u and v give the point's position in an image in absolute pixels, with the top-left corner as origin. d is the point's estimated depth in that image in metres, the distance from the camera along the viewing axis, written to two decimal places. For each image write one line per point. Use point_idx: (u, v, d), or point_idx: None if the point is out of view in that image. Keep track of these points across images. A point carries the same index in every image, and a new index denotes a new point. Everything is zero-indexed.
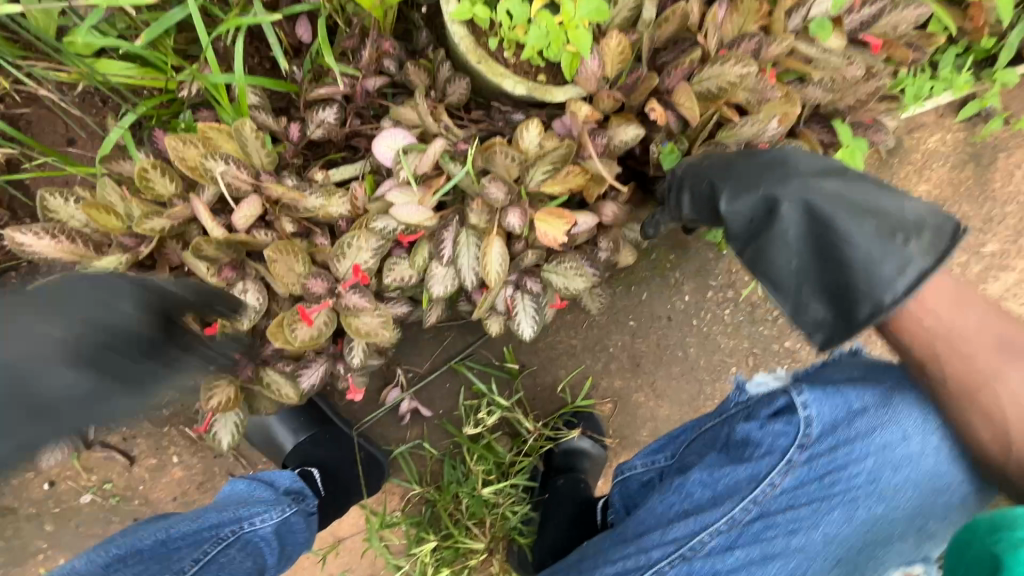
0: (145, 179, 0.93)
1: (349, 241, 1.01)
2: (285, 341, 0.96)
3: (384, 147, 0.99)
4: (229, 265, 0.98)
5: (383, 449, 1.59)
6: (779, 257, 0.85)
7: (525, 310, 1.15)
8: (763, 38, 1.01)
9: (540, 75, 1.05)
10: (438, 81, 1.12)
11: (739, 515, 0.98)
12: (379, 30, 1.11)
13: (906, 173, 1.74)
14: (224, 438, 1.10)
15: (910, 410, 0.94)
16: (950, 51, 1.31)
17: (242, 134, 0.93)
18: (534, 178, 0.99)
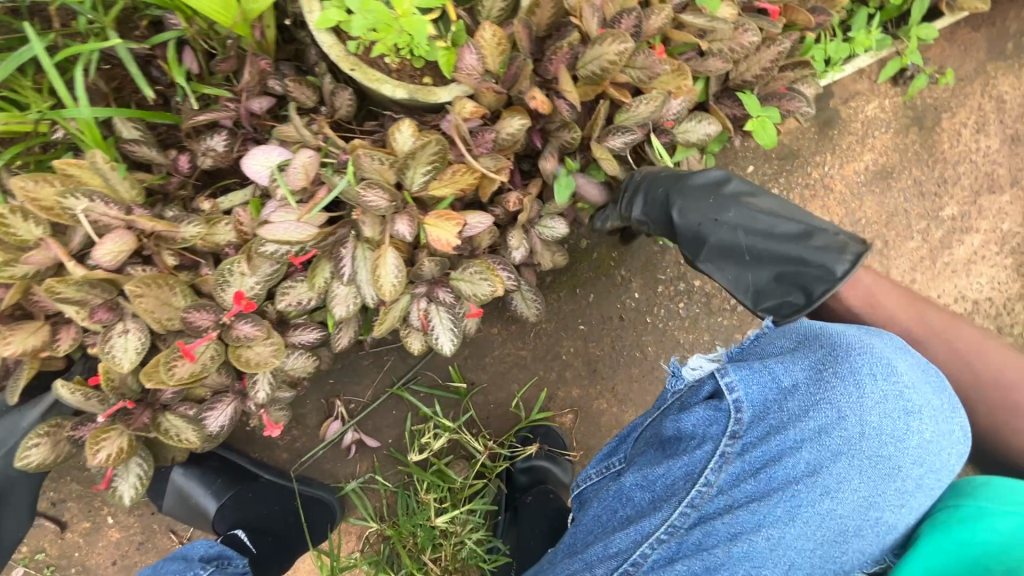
0: (2, 224, 0.87)
1: (230, 267, 0.95)
2: (160, 381, 0.91)
3: (255, 165, 0.95)
4: (103, 306, 0.92)
5: (332, 487, 1.51)
6: (733, 257, 1.06)
7: (442, 323, 1.08)
8: (643, 13, 0.97)
9: (425, 77, 1.03)
10: (324, 95, 1.08)
11: (679, 521, 0.91)
12: (257, 50, 1.07)
13: (847, 144, 1.70)
14: (125, 493, 1.03)
15: (841, 384, 0.88)
16: (861, 12, 1.28)
17: (98, 167, 0.89)
18: (415, 180, 0.93)
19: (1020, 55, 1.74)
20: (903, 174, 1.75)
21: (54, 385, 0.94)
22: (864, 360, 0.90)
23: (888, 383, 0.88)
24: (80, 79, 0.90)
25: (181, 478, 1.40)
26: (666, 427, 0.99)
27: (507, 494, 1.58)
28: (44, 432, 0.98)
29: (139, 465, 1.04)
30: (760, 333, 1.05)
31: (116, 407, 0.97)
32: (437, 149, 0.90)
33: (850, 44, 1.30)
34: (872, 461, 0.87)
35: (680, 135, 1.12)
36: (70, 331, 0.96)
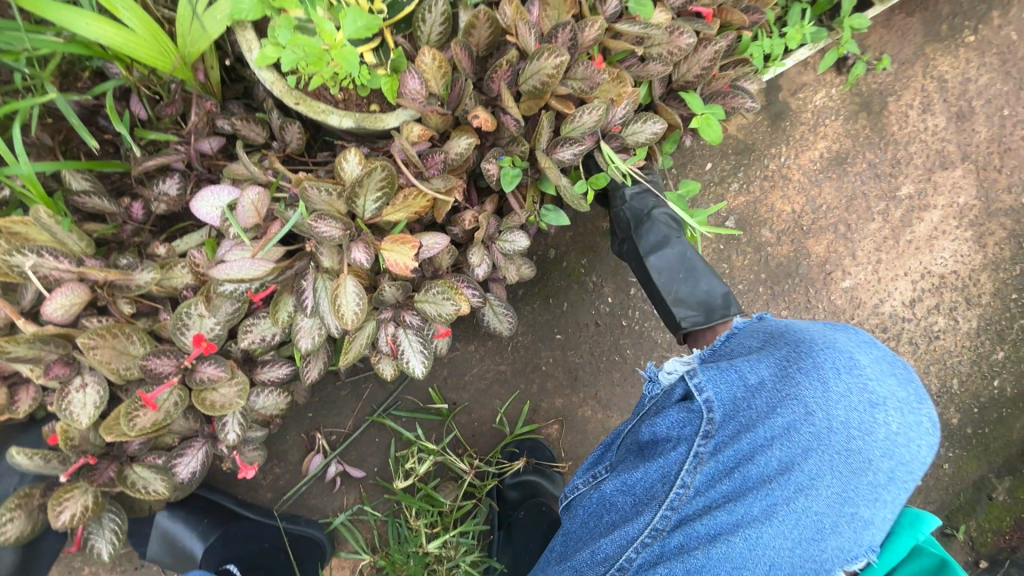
0: None
1: (187, 310, 0.94)
2: (121, 433, 0.89)
3: (205, 208, 0.95)
4: (58, 362, 0.90)
5: (320, 522, 1.48)
6: (676, 269, 1.36)
7: (411, 346, 1.08)
8: (577, 25, 0.99)
9: (372, 104, 1.04)
10: (274, 131, 1.09)
11: (660, 523, 0.98)
12: (202, 92, 1.07)
13: (800, 134, 1.75)
14: (104, 549, 1.00)
15: (806, 381, 0.94)
16: (794, 7, 1.32)
17: (43, 223, 0.89)
18: (366, 208, 0.93)
19: (956, 35, 1.80)
20: (858, 158, 1.80)
21: (9, 453, 0.90)
22: (828, 354, 0.96)
23: (852, 376, 0.93)
24: (17, 137, 0.90)
25: (166, 521, 1.32)
26: (643, 432, 1.07)
27: (499, 511, 1.56)
28: (14, 506, 0.95)
29: (112, 519, 1.01)
30: (730, 332, 1.14)
31: (78, 464, 0.95)
32: (386, 174, 0.90)
33: (785, 39, 1.34)
34: (843, 455, 0.91)
35: (629, 139, 1.13)
36: (28, 390, 0.95)
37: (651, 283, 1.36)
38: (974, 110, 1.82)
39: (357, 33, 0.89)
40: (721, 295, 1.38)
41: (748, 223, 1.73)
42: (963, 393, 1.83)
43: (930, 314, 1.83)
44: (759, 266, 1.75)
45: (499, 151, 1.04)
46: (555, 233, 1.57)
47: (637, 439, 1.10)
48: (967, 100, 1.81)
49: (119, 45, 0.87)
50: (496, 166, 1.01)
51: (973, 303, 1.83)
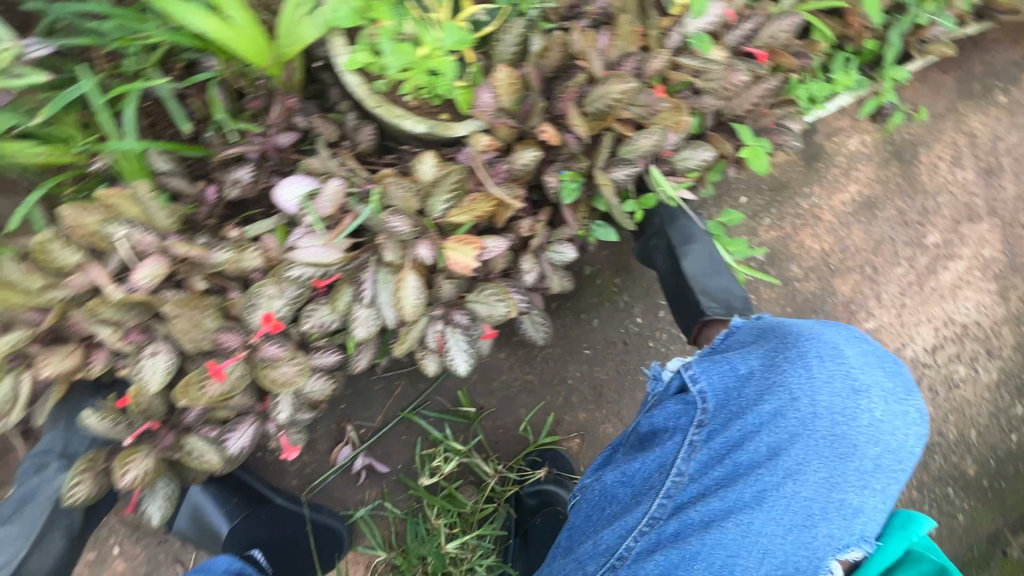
0: (43, 251, 0.93)
1: (258, 289, 0.99)
2: (193, 399, 0.96)
3: (286, 196, 1.02)
4: (136, 328, 0.99)
5: (341, 515, 1.50)
6: (707, 264, 1.31)
7: (457, 343, 1.11)
8: (643, 56, 1.07)
9: (443, 113, 1.10)
10: (348, 129, 1.16)
11: (658, 512, 1.03)
12: (285, 88, 1.13)
13: (833, 176, 1.81)
14: (154, 515, 1.06)
15: (791, 367, 1.01)
16: (839, 55, 1.39)
17: (140, 197, 0.96)
18: (437, 208, 1.00)
19: (987, 95, 1.87)
20: (888, 205, 1.85)
21: (83, 413, 0.98)
22: (812, 343, 1.03)
23: (834, 363, 0.99)
24: (128, 117, 1.02)
25: (198, 495, 1.37)
26: (643, 424, 1.16)
27: (516, 518, 1.58)
28: (82, 468, 1.00)
29: (166, 486, 1.07)
30: (728, 331, 1.19)
31: (143, 427, 1.01)
32: (459, 176, 1.00)
33: (832, 83, 1.40)
34: (828, 440, 0.96)
35: (678, 164, 1.19)
36: (101, 354, 1.00)
37: (680, 275, 1.30)
38: (1002, 168, 1.88)
39: (452, 45, 1.03)
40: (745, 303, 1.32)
41: (777, 257, 1.78)
42: (981, 444, 1.84)
43: (951, 362, 1.85)
44: (786, 300, 1.80)
45: (561, 166, 1.10)
46: (592, 250, 1.63)
47: (637, 433, 1.18)
48: (996, 157, 1.87)
49: (223, 38, 0.95)
50: (557, 177, 1.08)
51: (995, 355, 1.86)
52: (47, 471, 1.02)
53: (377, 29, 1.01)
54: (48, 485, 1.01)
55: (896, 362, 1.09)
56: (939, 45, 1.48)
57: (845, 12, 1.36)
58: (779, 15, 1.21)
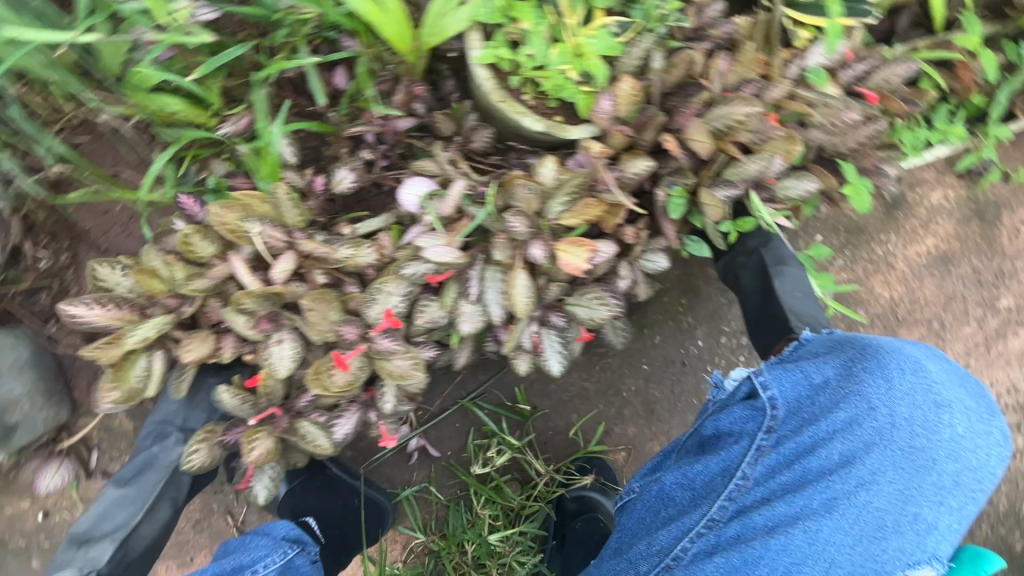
0: (188, 244, 1.03)
1: (380, 286, 1.06)
2: (323, 386, 1.03)
3: (408, 196, 1.08)
4: (266, 316, 1.07)
5: (388, 491, 1.54)
6: (798, 287, 1.31)
7: (552, 346, 1.16)
8: (763, 84, 1.10)
9: (557, 116, 1.13)
10: (463, 128, 1.19)
11: (718, 514, 1.02)
12: (411, 75, 1.18)
13: (911, 226, 1.80)
14: (261, 493, 1.14)
15: (871, 378, 1.00)
16: (943, 107, 1.39)
17: (277, 196, 1.02)
18: (553, 210, 1.05)
19: None
20: (963, 262, 1.83)
21: (219, 389, 1.07)
22: (893, 357, 1.02)
23: (916, 377, 0.99)
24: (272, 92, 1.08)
25: None
26: (706, 427, 1.13)
27: (556, 520, 1.58)
28: (201, 438, 1.09)
29: (273, 468, 1.16)
30: (798, 342, 1.16)
31: (267, 412, 1.09)
32: (580, 181, 1.04)
33: (932, 133, 1.40)
34: (903, 452, 0.98)
35: (778, 192, 1.20)
36: (229, 340, 1.09)
37: (768, 285, 1.32)
38: None
39: (602, 50, 1.06)
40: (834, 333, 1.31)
41: (844, 300, 1.77)
42: None
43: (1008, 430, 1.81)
44: None
45: (670, 180, 1.13)
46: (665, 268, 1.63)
47: (696, 436, 1.16)
48: None
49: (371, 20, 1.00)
50: (666, 192, 1.11)
51: None
52: (167, 441, 1.15)
53: (516, 29, 1.06)
54: (167, 454, 1.15)
55: (972, 380, 1.09)
56: None
57: (956, 64, 1.36)
58: (895, 59, 1.22)
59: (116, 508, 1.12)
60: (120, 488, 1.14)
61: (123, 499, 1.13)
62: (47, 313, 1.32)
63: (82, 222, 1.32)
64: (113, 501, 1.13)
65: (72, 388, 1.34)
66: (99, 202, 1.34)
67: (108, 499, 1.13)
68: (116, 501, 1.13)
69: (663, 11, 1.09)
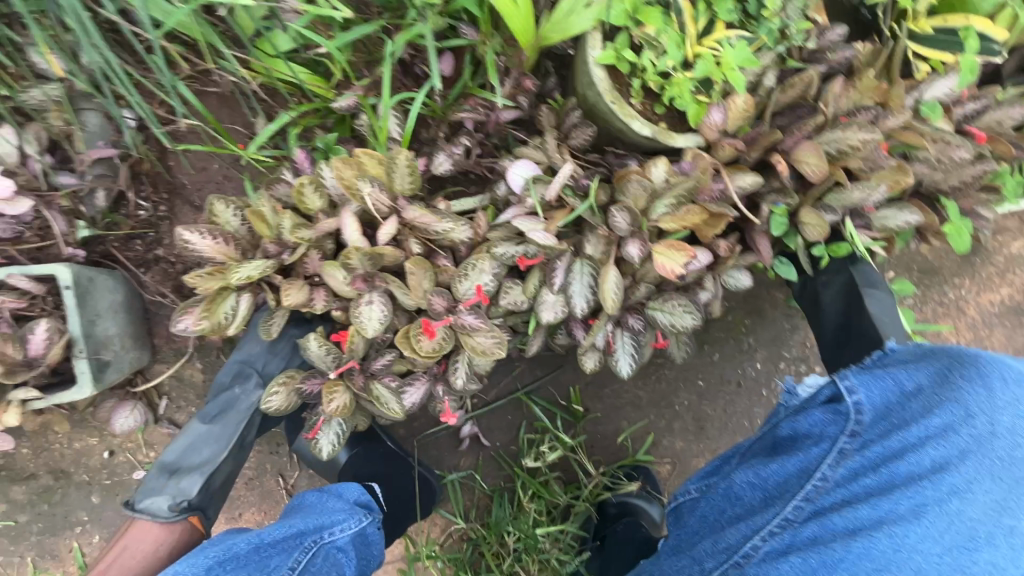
0: (300, 194, 1.03)
1: (473, 262, 1.06)
2: (411, 349, 1.05)
3: (516, 176, 1.10)
4: (362, 276, 1.06)
5: (435, 474, 1.55)
6: (894, 315, 1.25)
7: (625, 347, 1.15)
8: (880, 112, 1.07)
9: (662, 122, 1.14)
10: (564, 124, 1.18)
11: (793, 515, 0.96)
12: (522, 68, 1.19)
13: (987, 273, 1.76)
14: (324, 448, 1.13)
15: (971, 385, 0.93)
16: None
17: (396, 161, 1.01)
18: (658, 210, 1.05)
19: None
20: None
21: (308, 336, 1.08)
22: (994, 365, 0.95)
23: (1018, 387, 0.93)
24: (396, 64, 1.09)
25: None
26: (781, 429, 1.09)
27: (596, 522, 1.59)
28: (281, 382, 1.10)
29: (339, 425, 1.14)
30: (882, 350, 1.10)
31: (347, 365, 1.09)
32: (688, 186, 1.03)
33: None
34: (1002, 462, 0.90)
35: (876, 223, 1.15)
36: (322, 292, 1.09)
37: (857, 301, 1.26)
38: None
39: (741, 61, 1.03)
40: None
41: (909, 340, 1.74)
42: None
43: None
44: None
45: (773, 198, 1.10)
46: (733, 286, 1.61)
47: (769, 439, 1.12)
48: None
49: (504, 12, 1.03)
50: (769, 208, 1.08)
51: None
52: (248, 384, 1.19)
53: (640, 33, 1.06)
54: (247, 397, 1.19)
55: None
56: None
57: None
58: (1009, 102, 1.20)
59: (200, 444, 1.16)
60: (203, 425, 1.17)
61: (207, 435, 1.17)
62: (142, 260, 1.37)
63: (181, 176, 1.37)
64: (196, 437, 1.17)
65: (152, 334, 1.41)
66: (197, 159, 1.38)
67: (192, 434, 1.17)
68: (200, 437, 1.17)
69: (790, 31, 1.09)
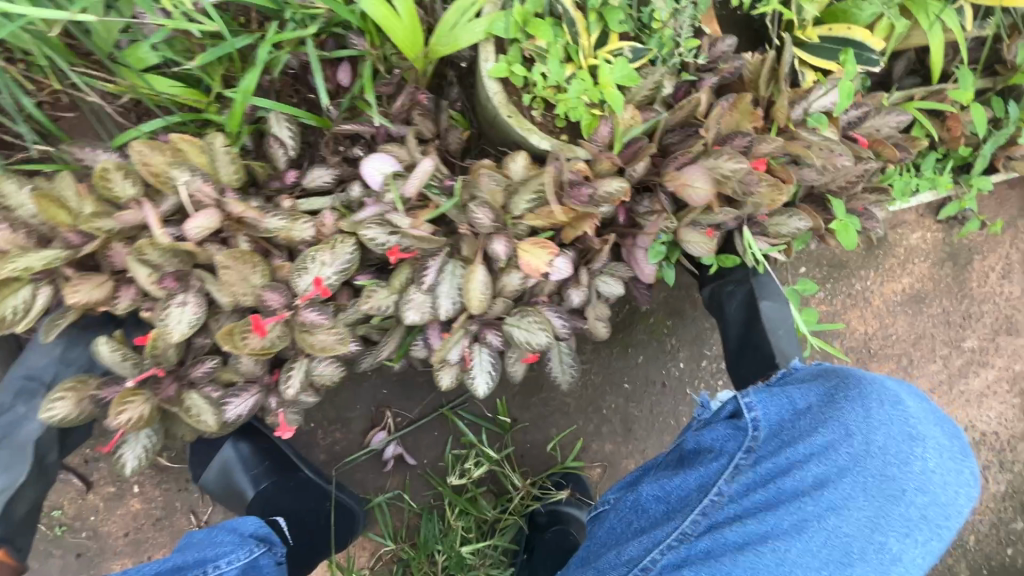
0: (104, 178, 0.89)
1: (313, 254, 0.98)
2: (234, 348, 0.93)
3: (372, 170, 1.03)
4: (172, 275, 0.93)
5: (360, 497, 1.51)
6: (785, 323, 1.32)
7: (482, 365, 1.14)
8: (755, 137, 1.09)
9: (562, 135, 1.12)
10: (442, 128, 1.17)
11: (690, 528, 1.01)
12: (417, 82, 1.13)
13: (890, 264, 1.86)
14: (128, 462, 0.99)
15: (851, 406, 0.99)
16: (932, 156, 1.43)
17: (214, 148, 0.93)
18: (517, 206, 1.02)
19: None
20: (934, 302, 1.91)
21: (97, 340, 0.92)
22: (872, 386, 1.02)
23: (894, 407, 0.99)
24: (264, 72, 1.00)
25: (230, 454, 1.35)
26: (687, 442, 1.11)
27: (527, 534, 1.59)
28: (68, 387, 0.93)
29: (148, 437, 1.00)
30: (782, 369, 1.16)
31: (148, 372, 0.94)
32: (543, 182, 0.99)
33: (918, 180, 1.45)
34: (877, 479, 0.96)
35: (770, 230, 1.19)
36: (130, 291, 0.95)
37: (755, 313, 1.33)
38: None
39: (619, 80, 1.02)
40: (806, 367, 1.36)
41: (823, 331, 1.84)
42: (978, 550, 2.00)
43: None
44: None
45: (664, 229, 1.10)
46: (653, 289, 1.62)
47: (678, 451, 1.13)
48: None
49: (384, 24, 0.99)
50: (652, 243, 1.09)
51: (1005, 468, 2.00)
52: (34, 401, 0.98)
53: (531, 46, 1.03)
54: (35, 416, 0.98)
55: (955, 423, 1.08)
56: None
57: (948, 116, 1.41)
58: (889, 109, 1.25)
59: None
60: None
61: None
62: None
63: None
64: None
65: None
66: None
67: None
68: None
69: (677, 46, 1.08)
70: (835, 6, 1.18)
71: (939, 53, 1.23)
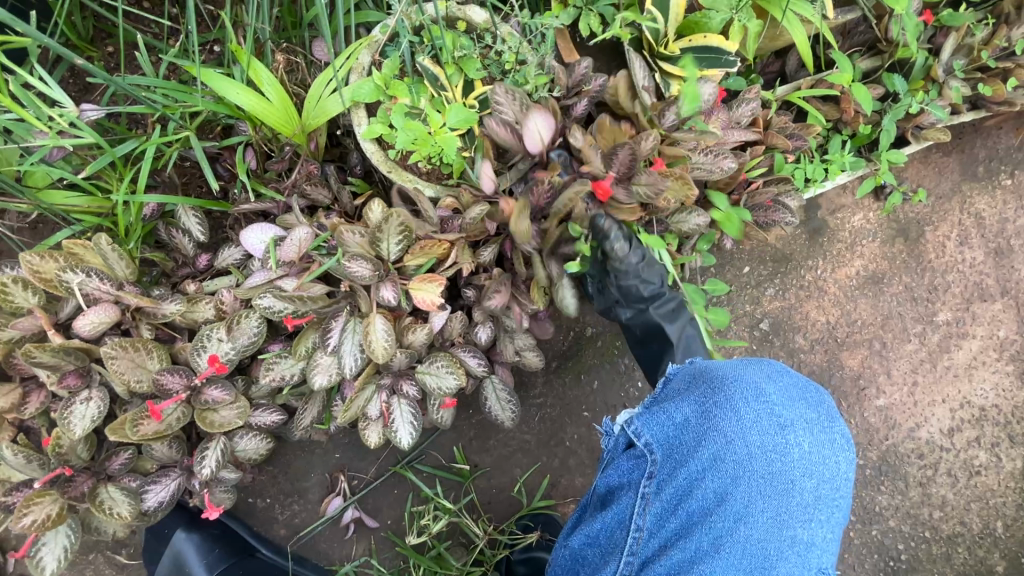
0: (3, 292, 0.97)
1: (209, 333, 1.02)
2: (124, 436, 0.96)
3: (254, 240, 1.08)
4: (74, 372, 0.99)
5: (327, 569, 1.48)
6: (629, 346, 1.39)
7: (403, 416, 1.14)
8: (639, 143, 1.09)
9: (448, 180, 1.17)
10: (338, 195, 1.22)
11: (626, 568, 1.08)
12: (305, 154, 1.20)
13: (838, 250, 1.83)
14: (47, 563, 1.02)
15: (722, 413, 1.07)
16: (834, 138, 1.45)
17: (102, 250, 1.00)
18: (391, 251, 1.04)
19: (993, 177, 1.87)
20: (896, 280, 1.86)
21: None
22: (738, 386, 1.09)
23: (759, 403, 1.08)
24: (147, 169, 1.06)
25: (187, 541, 1.36)
26: (599, 484, 1.17)
27: None
28: None
29: (68, 536, 1.03)
30: (665, 379, 1.20)
31: (54, 473, 1.00)
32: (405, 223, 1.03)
33: (826, 164, 1.45)
34: (766, 480, 1.05)
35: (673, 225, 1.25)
36: (40, 394, 1.02)
37: (660, 334, 1.28)
38: (1013, 248, 1.88)
39: (457, 123, 1.05)
40: (665, 355, 1.31)
41: (782, 328, 1.80)
42: (1010, 537, 1.85)
43: (970, 447, 1.87)
44: None
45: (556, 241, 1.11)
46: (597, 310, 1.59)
47: (596, 492, 1.19)
48: (1005, 238, 1.88)
49: (255, 110, 1.07)
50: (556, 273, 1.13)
51: (1016, 443, 1.88)
52: None
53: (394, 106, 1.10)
54: None
55: (817, 389, 1.19)
56: (935, 132, 1.53)
57: (840, 99, 1.43)
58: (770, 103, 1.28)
59: None
60: None
61: None
62: None
63: None
64: None
65: None
66: None
67: None
68: None
69: (531, 82, 1.14)
70: (687, 18, 1.22)
71: (803, 42, 1.26)
